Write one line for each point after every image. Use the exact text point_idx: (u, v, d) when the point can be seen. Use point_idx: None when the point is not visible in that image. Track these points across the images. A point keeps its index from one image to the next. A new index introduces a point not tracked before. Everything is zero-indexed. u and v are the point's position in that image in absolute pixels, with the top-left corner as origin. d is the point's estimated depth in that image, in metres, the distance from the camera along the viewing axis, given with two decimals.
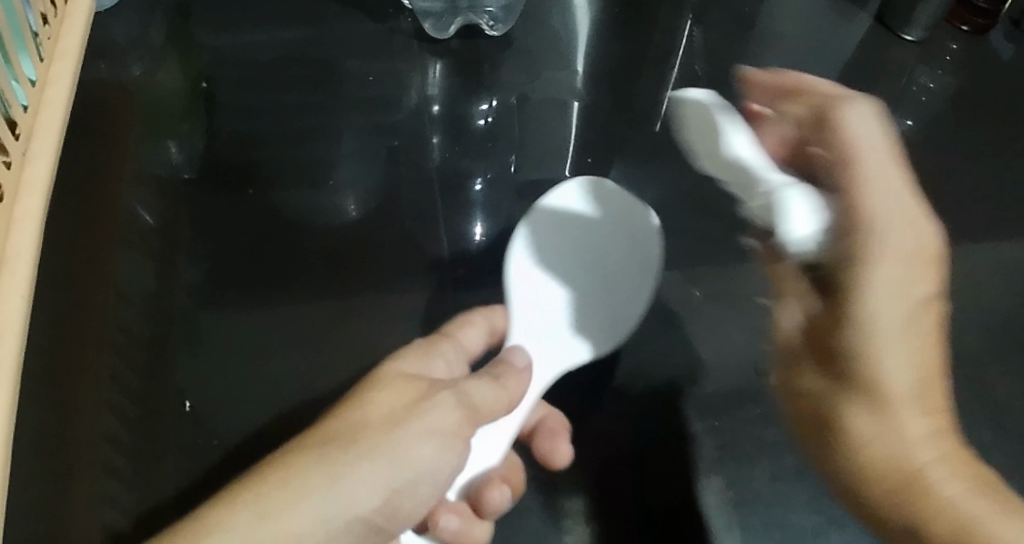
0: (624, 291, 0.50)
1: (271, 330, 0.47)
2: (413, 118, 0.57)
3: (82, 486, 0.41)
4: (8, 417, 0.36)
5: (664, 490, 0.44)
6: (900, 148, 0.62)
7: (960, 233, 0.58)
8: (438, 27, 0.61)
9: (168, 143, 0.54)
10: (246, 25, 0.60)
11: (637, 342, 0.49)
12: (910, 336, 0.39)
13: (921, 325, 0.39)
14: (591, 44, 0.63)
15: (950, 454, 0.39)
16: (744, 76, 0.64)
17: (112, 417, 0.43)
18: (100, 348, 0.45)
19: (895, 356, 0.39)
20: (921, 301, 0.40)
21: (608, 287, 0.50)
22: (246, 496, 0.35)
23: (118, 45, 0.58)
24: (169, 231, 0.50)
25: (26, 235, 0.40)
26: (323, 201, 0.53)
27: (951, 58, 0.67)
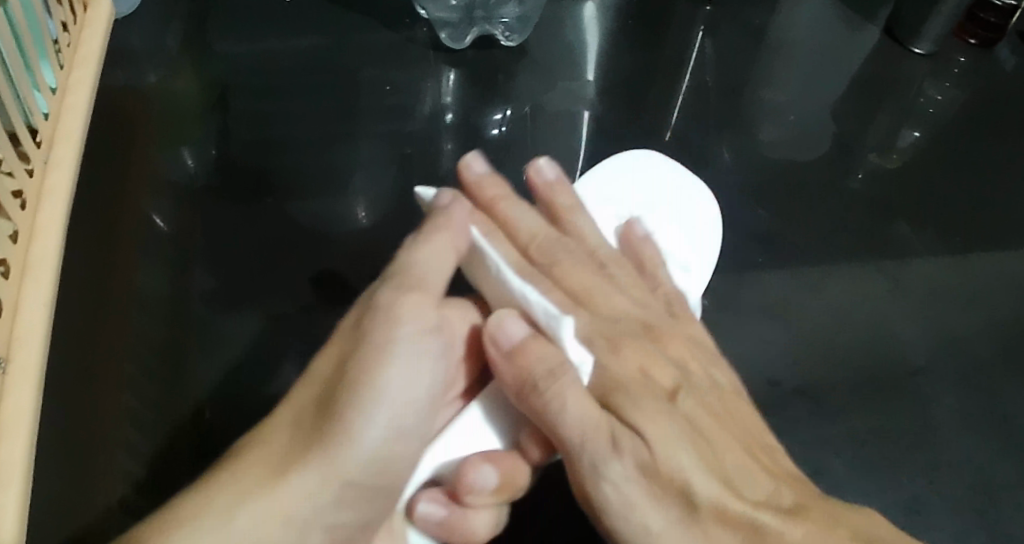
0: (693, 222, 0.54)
1: (285, 338, 0.47)
2: (427, 127, 0.58)
3: (98, 492, 0.40)
4: (33, 422, 0.36)
5: None
6: (909, 160, 0.62)
7: (967, 246, 0.59)
8: (454, 37, 0.62)
9: (184, 151, 0.54)
10: (262, 33, 0.61)
11: None
12: (690, 436, 0.40)
13: (724, 405, 0.44)
14: (603, 54, 0.64)
15: (868, 525, 0.40)
16: (755, 88, 0.64)
17: (128, 424, 0.43)
18: (117, 355, 0.45)
19: (687, 466, 0.39)
20: (722, 357, 0.48)
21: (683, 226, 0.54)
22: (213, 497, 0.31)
23: (135, 52, 0.58)
24: (184, 238, 0.50)
25: (48, 241, 0.40)
26: (336, 209, 0.53)
27: (958, 72, 0.68)
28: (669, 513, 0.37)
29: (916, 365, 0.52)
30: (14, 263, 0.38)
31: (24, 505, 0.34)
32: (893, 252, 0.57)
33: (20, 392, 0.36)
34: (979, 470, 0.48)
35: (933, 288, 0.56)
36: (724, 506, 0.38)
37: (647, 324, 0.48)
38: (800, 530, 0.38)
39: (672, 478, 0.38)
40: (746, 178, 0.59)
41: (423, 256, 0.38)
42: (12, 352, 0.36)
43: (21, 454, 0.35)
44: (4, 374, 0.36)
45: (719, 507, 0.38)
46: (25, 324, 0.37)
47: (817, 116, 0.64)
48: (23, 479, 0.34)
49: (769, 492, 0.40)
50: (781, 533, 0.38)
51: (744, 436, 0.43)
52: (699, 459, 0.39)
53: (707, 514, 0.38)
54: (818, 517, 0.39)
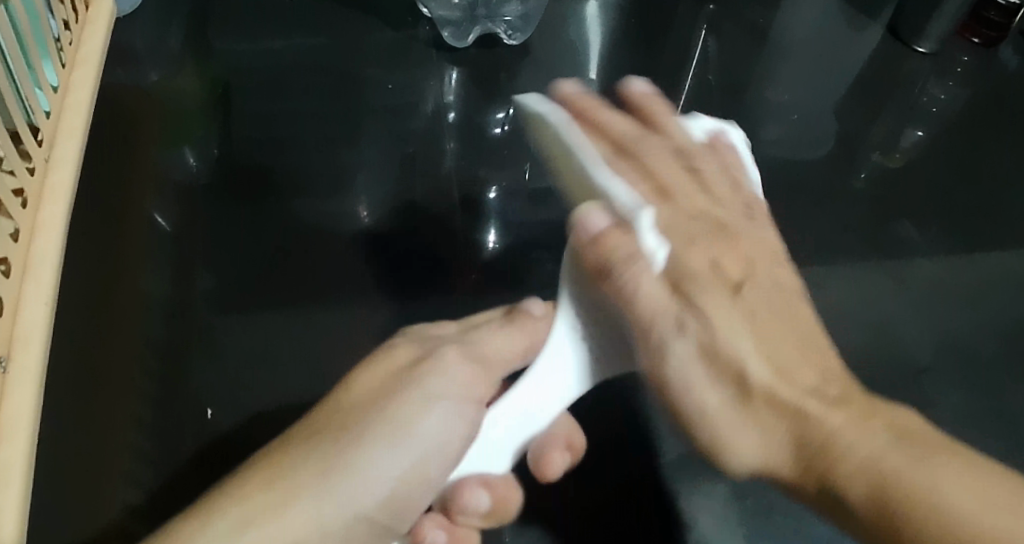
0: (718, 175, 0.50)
1: (287, 337, 0.47)
2: (430, 125, 0.58)
3: (101, 494, 0.40)
4: (33, 421, 0.35)
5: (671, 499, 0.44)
6: (912, 159, 0.62)
7: (971, 245, 0.58)
8: (456, 36, 0.62)
9: (186, 150, 0.54)
10: (264, 31, 0.61)
11: None
12: (753, 327, 0.41)
13: (777, 309, 0.42)
14: (606, 53, 0.64)
15: (896, 417, 0.35)
16: (757, 87, 0.64)
17: (130, 425, 0.43)
18: (118, 355, 0.45)
19: (746, 349, 0.40)
20: (757, 292, 0.42)
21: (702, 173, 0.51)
22: (307, 458, 0.35)
23: (137, 51, 0.58)
24: (186, 237, 0.50)
25: (49, 240, 0.40)
26: (337, 208, 0.53)
27: (961, 70, 0.68)
28: (724, 394, 0.39)
29: (920, 365, 0.52)
30: (15, 262, 0.38)
31: (25, 505, 0.34)
32: (896, 251, 0.57)
33: (21, 392, 0.36)
34: None
35: (937, 287, 0.56)
36: (775, 391, 0.38)
37: (719, 221, 0.46)
38: (840, 416, 0.36)
39: (733, 364, 0.39)
40: None
41: (438, 326, 0.43)
42: (13, 353, 0.36)
43: (22, 454, 0.34)
44: (4, 373, 0.36)
45: (770, 391, 0.38)
46: (26, 323, 0.37)
47: (821, 115, 0.64)
48: (23, 478, 0.34)
49: (820, 382, 0.39)
50: (824, 421, 0.36)
51: (807, 325, 0.42)
52: (755, 347, 0.40)
53: (778, 409, 0.38)
54: (891, 422, 0.35)
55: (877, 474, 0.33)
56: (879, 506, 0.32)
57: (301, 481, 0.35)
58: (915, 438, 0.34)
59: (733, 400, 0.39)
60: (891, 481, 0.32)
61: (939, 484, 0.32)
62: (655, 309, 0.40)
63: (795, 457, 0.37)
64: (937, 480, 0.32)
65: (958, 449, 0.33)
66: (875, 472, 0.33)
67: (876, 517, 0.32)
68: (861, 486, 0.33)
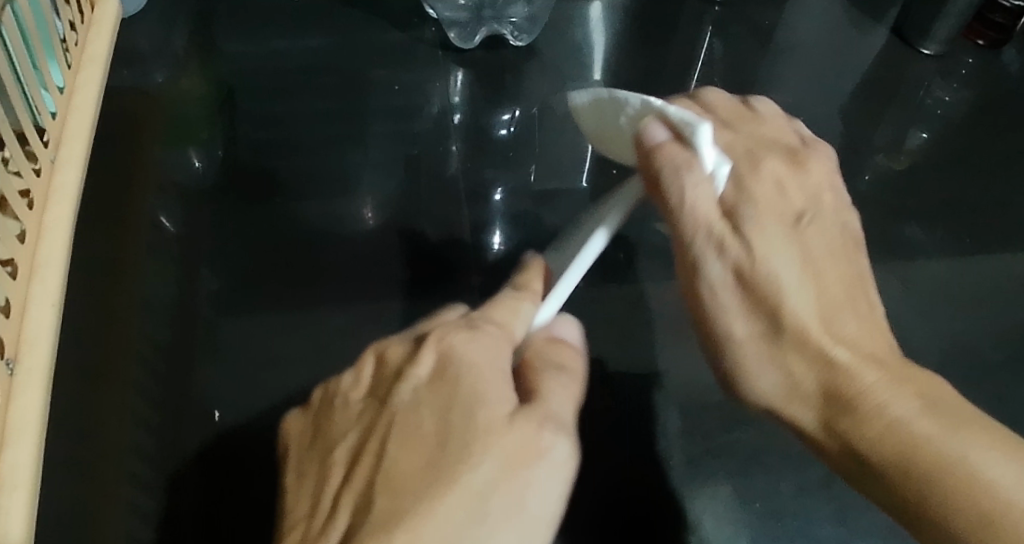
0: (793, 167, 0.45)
1: (291, 339, 0.47)
2: (436, 127, 0.57)
3: (106, 495, 0.40)
4: (40, 424, 0.35)
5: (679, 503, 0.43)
6: (918, 161, 0.62)
7: (976, 247, 0.58)
8: (463, 37, 0.62)
9: (191, 152, 0.54)
10: (269, 32, 0.60)
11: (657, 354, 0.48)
12: (804, 254, 0.38)
13: (840, 241, 0.40)
14: (611, 54, 0.63)
15: (919, 380, 0.35)
16: (763, 88, 0.64)
17: (136, 428, 0.42)
18: (123, 357, 0.45)
19: (784, 264, 0.38)
20: (818, 224, 0.40)
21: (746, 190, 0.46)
22: (400, 496, 0.31)
23: (142, 52, 0.58)
24: (190, 239, 0.50)
25: (56, 241, 0.40)
26: (342, 209, 0.52)
27: (967, 72, 0.68)
28: (755, 326, 0.38)
29: (926, 368, 0.52)
30: (22, 263, 0.38)
31: (32, 509, 0.34)
32: (902, 253, 0.57)
33: (28, 394, 0.35)
34: None
35: (943, 290, 0.56)
36: (808, 325, 0.37)
37: (788, 147, 0.44)
38: (874, 374, 0.35)
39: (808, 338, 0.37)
40: None
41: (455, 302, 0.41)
42: (20, 354, 0.36)
43: (29, 457, 0.34)
44: (13, 375, 0.36)
45: (808, 333, 0.37)
46: (33, 325, 0.37)
47: (826, 117, 0.63)
48: (31, 481, 0.34)
49: (864, 332, 0.37)
50: (857, 374, 0.35)
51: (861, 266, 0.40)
52: (805, 282, 0.38)
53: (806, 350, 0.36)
54: (921, 380, 0.35)
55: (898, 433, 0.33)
56: (898, 462, 0.33)
57: (390, 507, 0.31)
58: (946, 408, 0.34)
59: (761, 334, 0.38)
60: (918, 443, 0.32)
61: (968, 450, 0.32)
62: (701, 225, 0.38)
63: (828, 412, 0.36)
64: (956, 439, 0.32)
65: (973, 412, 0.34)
66: (905, 432, 0.33)
67: (895, 474, 0.33)
68: (882, 446, 0.33)
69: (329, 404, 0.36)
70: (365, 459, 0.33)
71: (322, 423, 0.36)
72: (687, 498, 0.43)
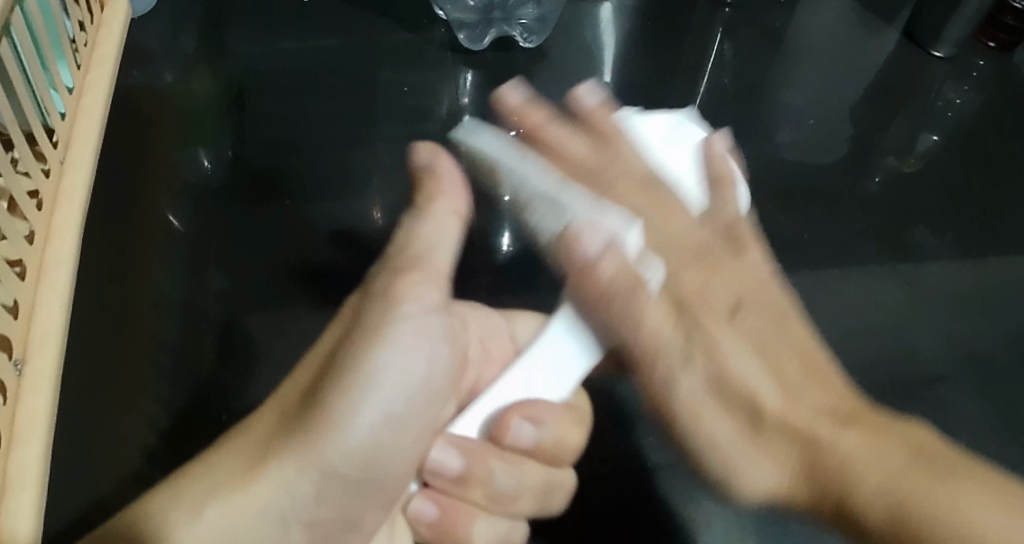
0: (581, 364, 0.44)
1: (298, 340, 0.47)
2: (445, 129, 0.57)
3: (113, 494, 0.40)
4: (48, 424, 0.35)
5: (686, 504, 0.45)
6: (927, 163, 0.62)
7: (989, 249, 0.58)
8: (472, 39, 0.61)
9: (199, 151, 0.54)
10: (280, 32, 0.60)
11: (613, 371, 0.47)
12: (755, 347, 0.46)
13: (775, 331, 0.47)
14: (621, 55, 0.63)
15: (864, 470, 0.37)
16: (772, 90, 0.64)
17: (144, 426, 0.42)
18: (131, 356, 0.45)
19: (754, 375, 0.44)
20: (752, 315, 0.48)
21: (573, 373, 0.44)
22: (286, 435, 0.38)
23: (152, 51, 0.58)
24: (197, 238, 0.50)
25: (65, 242, 0.40)
26: (351, 211, 0.52)
27: (978, 74, 0.67)
28: (735, 420, 0.44)
29: (936, 371, 0.52)
30: (30, 264, 0.38)
31: (40, 509, 0.33)
32: (912, 255, 0.56)
33: (37, 394, 0.35)
34: None
35: (952, 291, 0.55)
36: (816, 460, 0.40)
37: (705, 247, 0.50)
38: (851, 437, 0.39)
39: (745, 393, 0.44)
40: (764, 180, 0.58)
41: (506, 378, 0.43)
42: (29, 355, 0.36)
43: (37, 457, 0.34)
44: (20, 376, 0.36)
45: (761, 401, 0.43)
46: (40, 326, 0.37)
47: (837, 118, 0.63)
48: (39, 481, 0.34)
49: (888, 464, 0.37)
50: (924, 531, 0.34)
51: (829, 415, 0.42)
52: (758, 371, 0.45)
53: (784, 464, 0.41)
54: (926, 449, 0.38)
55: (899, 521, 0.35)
56: (895, 527, 0.35)
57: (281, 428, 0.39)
58: (928, 459, 0.37)
59: (744, 429, 0.43)
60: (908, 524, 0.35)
61: (959, 503, 0.34)
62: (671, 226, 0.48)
63: (807, 476, 0.40)
64: (931, 496, 0.35)
65: (944, 449, 0.38)
66: (898, 489, 0.36)
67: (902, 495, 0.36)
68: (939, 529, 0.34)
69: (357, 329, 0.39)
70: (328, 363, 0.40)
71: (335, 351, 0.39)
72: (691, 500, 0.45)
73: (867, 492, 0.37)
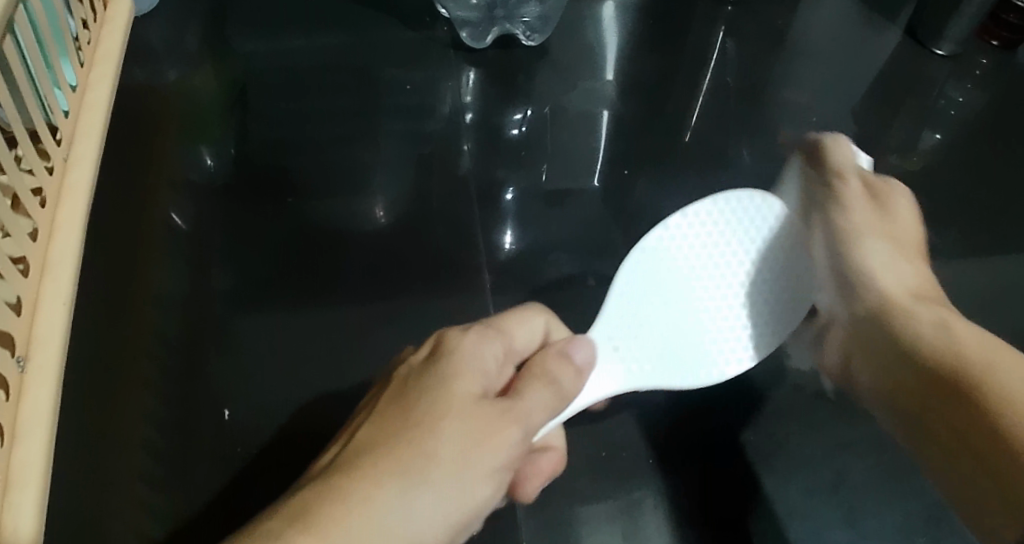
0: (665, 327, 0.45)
1: (301, 336, 0.47)
2: (447, 127, 0.57)
3: (116, 491, 0.40)
4: (52, 421, 0.35)
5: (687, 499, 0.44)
6: (929, 162, 0.61)
7: (989, 248, 0.57)
8: (474, 37, 0.61)
9: (202, 149, 0.54)
10: (282, 30, 0.60)
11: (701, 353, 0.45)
12: (892, 245, 0.48)
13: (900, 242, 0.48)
14: (624, 54, 0.63)
15: (926, 324, 0.41)
16: (775, 88, 0.64)
17: (146, 424, 0.43)
18: (133, 355, 0.45)
19: (882, 255, 0.47)
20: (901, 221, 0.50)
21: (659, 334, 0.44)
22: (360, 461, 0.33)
23: (155, 50, 0.58)
24: (201, 236, 0.50)
25: (68, 240, 0.40)
26: (354, 208, 0.52)
27: (980, 73, 0.66)
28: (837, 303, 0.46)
29: None
30: (33, 262, 0.38)
31: (42, 506, 0.34)
32: None
33: (40, 392, 0.36)
34: None
35: (954, 290, 0.55)
36: (885, 301, 0.44)
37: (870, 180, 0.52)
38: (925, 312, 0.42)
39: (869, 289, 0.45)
40: (767, 178, 0.58)
41: (538, 384, 0.38)
42: (31, 352, 0.36)
43: (40, 454, 0.35)
44: (24, 373, 0.36)
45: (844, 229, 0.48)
46: (43, 323, 0.37)
47: (839, 117, 0.63)
48: (42, 478, 0.34)
49: (937, 337, 0.40)
50: (965, 357, 0.38)
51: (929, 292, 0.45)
52: (887, 255, 0.47)
53: (880, 313, 0.43)
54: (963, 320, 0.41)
55: (930, 342, 0.40)
56: (941, 374, 0.38)
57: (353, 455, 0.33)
58: (991, 341, 0.39)
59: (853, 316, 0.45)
60: (958, 386, 0.37)
61: (996, 366, 0.37)
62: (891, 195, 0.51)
63: (879, 350, 0.42)
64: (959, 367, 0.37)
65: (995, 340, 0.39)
66: (949, 346, 0.39)
67: (937, 376, 0.38)
68: (963, 373, 0.37)
69: (420, 379, 0.36)
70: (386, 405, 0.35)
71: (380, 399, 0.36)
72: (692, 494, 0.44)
73: (913, 348, 0.40)
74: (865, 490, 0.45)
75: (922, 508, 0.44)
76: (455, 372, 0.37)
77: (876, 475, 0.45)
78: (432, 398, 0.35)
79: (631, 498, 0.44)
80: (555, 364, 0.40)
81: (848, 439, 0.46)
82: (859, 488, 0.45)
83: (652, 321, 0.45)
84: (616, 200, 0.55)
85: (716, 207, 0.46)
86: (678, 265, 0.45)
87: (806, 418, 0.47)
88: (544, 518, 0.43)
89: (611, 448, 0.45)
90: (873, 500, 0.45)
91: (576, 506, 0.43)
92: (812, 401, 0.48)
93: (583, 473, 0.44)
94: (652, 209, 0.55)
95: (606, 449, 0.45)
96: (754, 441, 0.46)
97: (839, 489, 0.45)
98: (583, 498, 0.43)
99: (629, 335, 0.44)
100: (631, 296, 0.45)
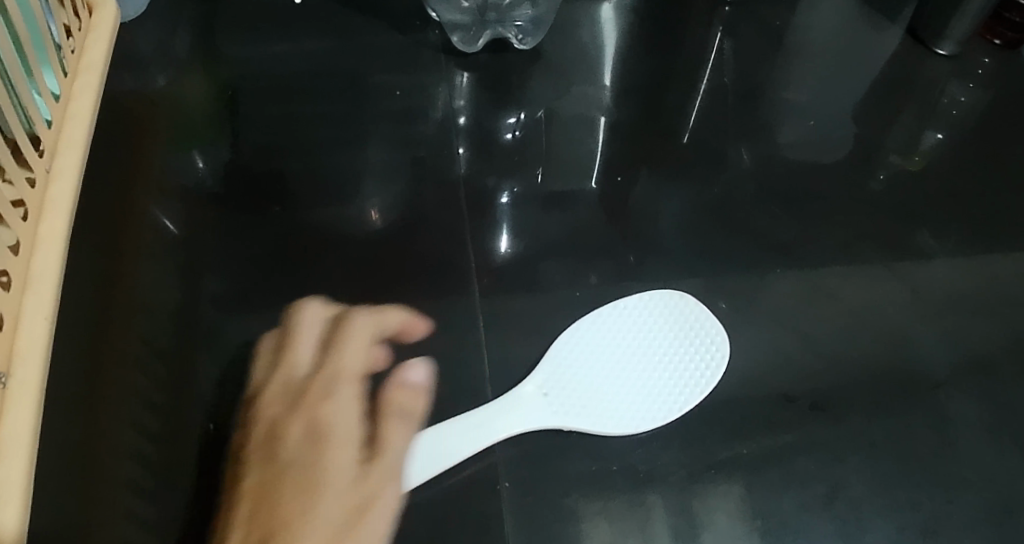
0: (614, 368, 0.46)
1: (289, 343, 0.46)
2: (439, 132, 0.57)
3: (101, 501, 0.40)
4: (32, 436, 0.36)
5: (681, 512, 0.43)
6: (931, 162, 0.60)
7: (993, 248, 0.56)
8: (466, 41, 0.60)
9: (192, 153, 0.54)
10: (273, 35, 0.60)
11: (655, 401, 0.46)
12: None
13: None
14: (620, 56, 0.63)
15: None
16: (773, 90, 0.63)
17: (133, 432, 0.42)
18: (120, 362, 0.44)
19: None
20: None
21: (609, 377, 0.46)
22: None
23: (145, 56, 0.58)
24: (188, 241, 0.50)
25: (51, 253, 0.40)
26: (346, 214, 0.52)
27: (983, 72, 0.65)
28: None
29: (941, 375, 0.49)
30: (16, 277, 0.38)
31: (23, 522, 0.34)
32: (913, 257, 0.55)
33: (21, 407, 0.36)
34: (1007, 484, 0.46)
35: (959, 292, 0.53)
36: None
37: None
38: None
39: None
40: (764, 182, 0.57)
41: (404, 424, 0.43)
42: (13, 368, 0.36)
43: (21, 471, 0.35)
44: (4, 388, 0.36)
45: None
46: (24, 338, 0.37)
47: (838, 118, 0.62)
48: (23, 494, 0.34)
49: None
50: None
51: None
52: None
53: None
54: None
55: None
56: None
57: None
58: None
59: None
60: None
61: None
62: None
63: None
64: None
65: None
66: None
67: None
68: None
69: (279, 459, 0.41)
70: (246, 493, 0.40)
71: (280, 485, 0.40)
72: (689, 507, 0.43)
73: None
74: (861, 501, 0.44)
75: (918, 521, 0.44)
76: (321, 441, 0.42)
77: (873, 483, 0.45)
78: (337, 478, 0.40)
79: (623, 509, 0.42)
80: (401, 402, 0.44)
81: (841, 451, 0.46)
82: (853, 500, 0.44)
83: (605, 363, 0.47)
84: (610, 203, 0.55)
85: (647, 297, 0.49)
86: (634, 320, 0.48)
87: (801, 427, 0.46)
88: (534, 531, 0.41)
89: (602, 461, 0.44)
90: (869, 511, 0.44)
91: (568, 517, 0.42)
92: (806, 412, 0.47)
93: (575, 487, 0.43)
94: (647, 213, 0.54)
95: (597, 462, 0.44)
96: (748, 452, 0.45)
97: (833, 502, 0.44)
98: (575, 509, 0.42)
99: (564, 384, 0.46)
100: (583, 343, 0.47)
